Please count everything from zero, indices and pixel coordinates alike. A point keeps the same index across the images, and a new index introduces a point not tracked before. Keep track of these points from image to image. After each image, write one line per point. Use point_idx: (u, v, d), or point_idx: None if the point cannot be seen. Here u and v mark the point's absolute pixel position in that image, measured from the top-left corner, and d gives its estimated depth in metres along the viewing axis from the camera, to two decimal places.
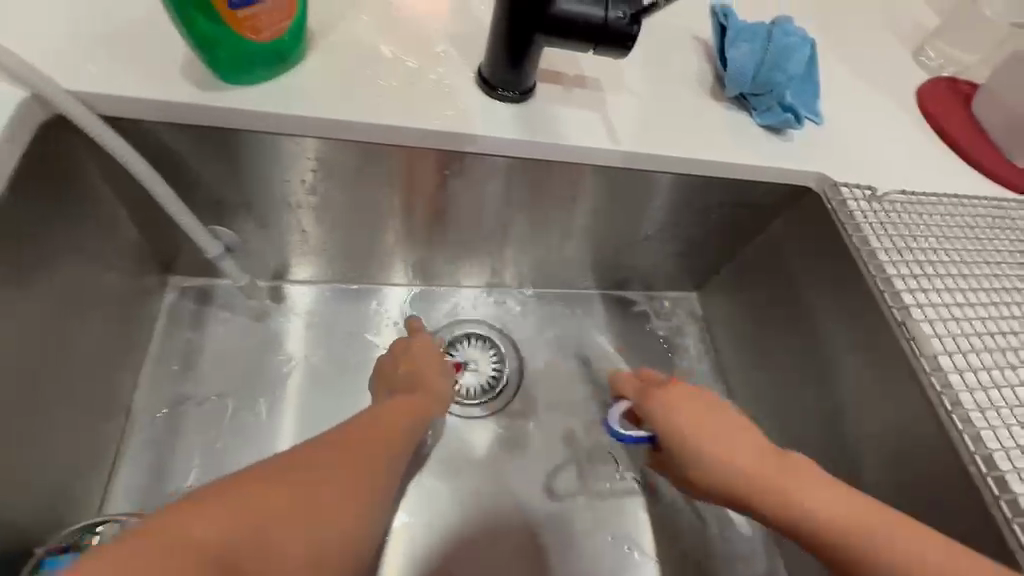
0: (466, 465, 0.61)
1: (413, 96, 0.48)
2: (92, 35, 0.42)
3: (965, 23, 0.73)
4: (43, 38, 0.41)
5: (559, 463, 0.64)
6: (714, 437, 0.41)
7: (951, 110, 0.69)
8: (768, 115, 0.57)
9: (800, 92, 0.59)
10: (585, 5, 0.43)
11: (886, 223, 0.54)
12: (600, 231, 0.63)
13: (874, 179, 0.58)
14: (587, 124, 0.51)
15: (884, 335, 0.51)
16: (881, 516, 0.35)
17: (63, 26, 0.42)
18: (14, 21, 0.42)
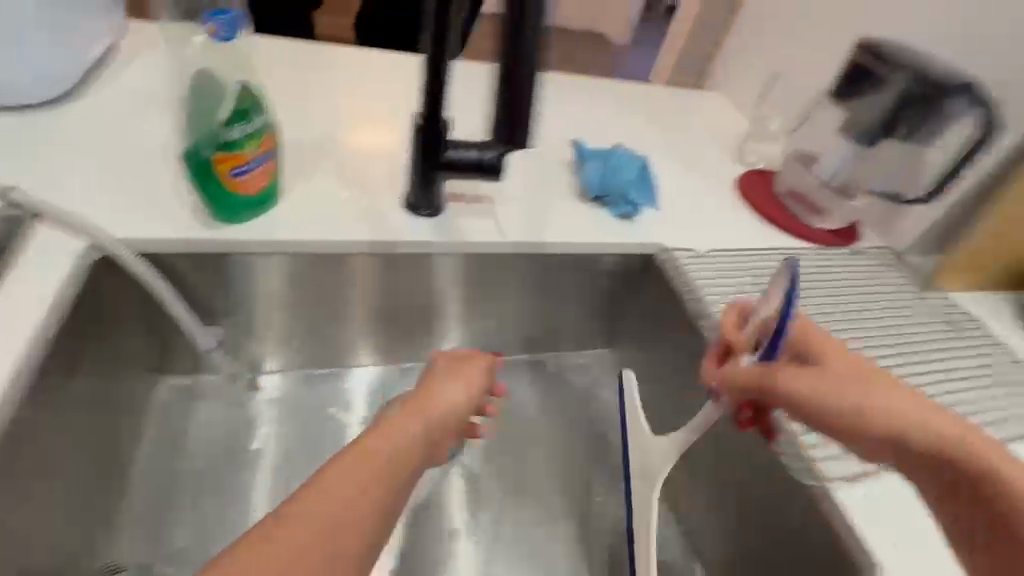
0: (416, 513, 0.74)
1: (355, 220, 0.67)
2: (126, 199, 0.61)
3: (764, 131, 1.02)
4: (92, 205, 0.60)
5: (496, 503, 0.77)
6: (857, 386, 0.46)
7: (762, 191, 0.94)
8: (618, 208, 0.79)
9: (641, 190, 0.82)
10: (466, 152, 0.64)
11: (704, 271, 0.75)
12: (512, 306, 0.82)
13: (701, 246, 0.79)
14: (482, 229, 0.71)
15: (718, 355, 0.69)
16: (964, 429, 0.43)
17: (106, 195, 0.61)
18: (71, 194, 0.60)
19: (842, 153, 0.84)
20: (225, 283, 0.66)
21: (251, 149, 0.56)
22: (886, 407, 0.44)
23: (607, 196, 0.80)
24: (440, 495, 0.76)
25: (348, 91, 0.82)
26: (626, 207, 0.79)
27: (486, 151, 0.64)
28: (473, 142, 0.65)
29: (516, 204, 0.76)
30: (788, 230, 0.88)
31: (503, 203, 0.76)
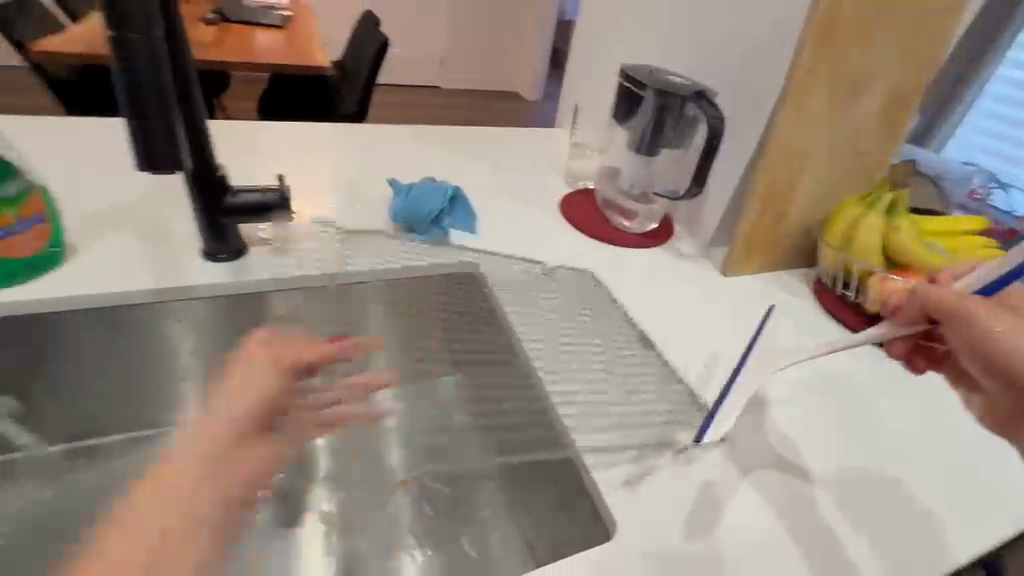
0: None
1: (151, 275, 0.70)
2: None
3: (585, 156, 1.12)
4: None
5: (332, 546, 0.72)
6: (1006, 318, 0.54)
7: (580, 208, 1.04)
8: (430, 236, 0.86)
9: (456, 219, 0.90)
10: (248, 195, 0.69)
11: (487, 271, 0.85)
12: None
13: (505, 262, 0.87)
14: (283, 267, 0.76)
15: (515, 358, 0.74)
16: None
17: None
18: None
19: (631, 166, 0.95)
20: None
21: (12, 212, 0.59)
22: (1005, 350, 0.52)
23: (420, 226, 0.87)
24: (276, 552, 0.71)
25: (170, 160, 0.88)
26: (438, 234, 0.86)
27: (266, 193, 0.68)
28: (257, 186, 0.69)
29: (329, 244, 0.82)
30: (601, 239, 0.97)
31: (316, 244, 0.81)
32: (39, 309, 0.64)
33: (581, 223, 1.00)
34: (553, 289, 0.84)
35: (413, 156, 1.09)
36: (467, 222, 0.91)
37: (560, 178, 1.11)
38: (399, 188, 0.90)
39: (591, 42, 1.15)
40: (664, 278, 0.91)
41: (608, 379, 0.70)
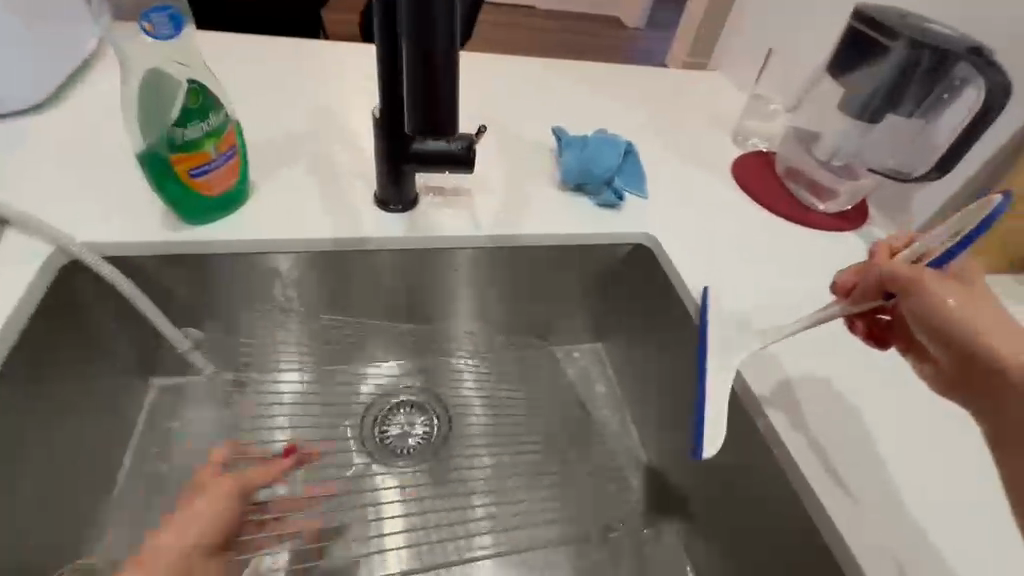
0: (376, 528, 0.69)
1: (327, 217, 0.67)
2: (104, 203, 0.62)
3: (762, 111, 0.97)
4: (68, 210, 0.61)
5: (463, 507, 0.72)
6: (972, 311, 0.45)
7: (756, 172, 0.91)
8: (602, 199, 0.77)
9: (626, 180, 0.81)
10: (434, 143, 0.63)
11: (668, 244, 0.77)
12: (502, 298, 0.81)
13: (681, 234, 0.78)
14: (456, 221, 0.70)
15: (702, 354, 0.70)
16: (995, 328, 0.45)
17: (86, 199, 0.62)
18: (49, 199, 0.61)
19: (840, 132, 0.81)
20: (208, 282, 0.67)
21: (212, 146, 0.56)
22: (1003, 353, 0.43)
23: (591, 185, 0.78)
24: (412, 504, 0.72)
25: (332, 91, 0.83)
26: (610, 195, 0.78)
27: (454, 143, 0.62)
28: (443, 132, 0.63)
29: (495, 197, 0.75)
30: (785, 215, 0.85)
31: (482, 195, 0.75)
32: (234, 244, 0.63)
33: (761, 192, 0.87)
34: (741, 274, 0.76)
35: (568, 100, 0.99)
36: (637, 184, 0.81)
37: (731, 136, 0.97)
38: (566, 138, 0.82)
39: None
40: None
41: (806, 401, 0.63)
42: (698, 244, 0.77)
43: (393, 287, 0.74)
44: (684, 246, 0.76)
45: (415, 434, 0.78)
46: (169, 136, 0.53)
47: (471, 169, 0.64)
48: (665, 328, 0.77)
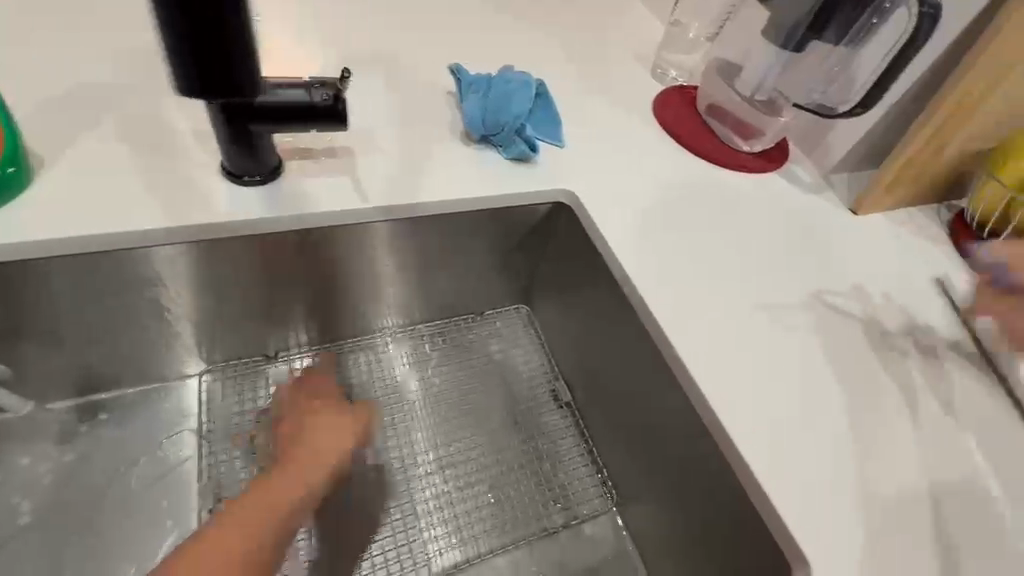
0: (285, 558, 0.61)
1: (155, 198, 0.51)
2: None
3: (681, 40, 0.88)
4: None
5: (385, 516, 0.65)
6: None
7: (678, 110, 0.83)
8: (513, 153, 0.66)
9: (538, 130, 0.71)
10: (289, 91, 0.49)
11: (589, 201, 0.69)
12: (406, 274, 0.69)
13: (602, 188, 0.70)
14: (335, 190, 0.57)
15: (629, 321, 0.65)
16: None
17: None
18: None
19: (764, 63, 0.74)
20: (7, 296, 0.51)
21: None
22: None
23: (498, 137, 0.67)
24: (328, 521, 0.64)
25: None
26: (521, 147, 0.66)
27: (315, 92, 0.49)
28: (300, 81, 0.49)
29: (385, 156, 0.62)
30: (710, 157, 0.79)
31: (369, 154, 0.61)
32: (16, 246, 0.46)
33: (684, 133, 0.80)
34: (669, 229, 0.69)
35: (470, 33, 0.84)
36: (552, 133, 0.71)
37: (650, 69, 0.88)
38: (466, 79, 0.69)
39: None
40: (790, 212, 0.75)
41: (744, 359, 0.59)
42: (620, 198, 0.70)
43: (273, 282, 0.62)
44: (606, 203, 0.69)
45: None
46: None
47: (345, 125, 0.51)
48: (593, 294, 0.70)
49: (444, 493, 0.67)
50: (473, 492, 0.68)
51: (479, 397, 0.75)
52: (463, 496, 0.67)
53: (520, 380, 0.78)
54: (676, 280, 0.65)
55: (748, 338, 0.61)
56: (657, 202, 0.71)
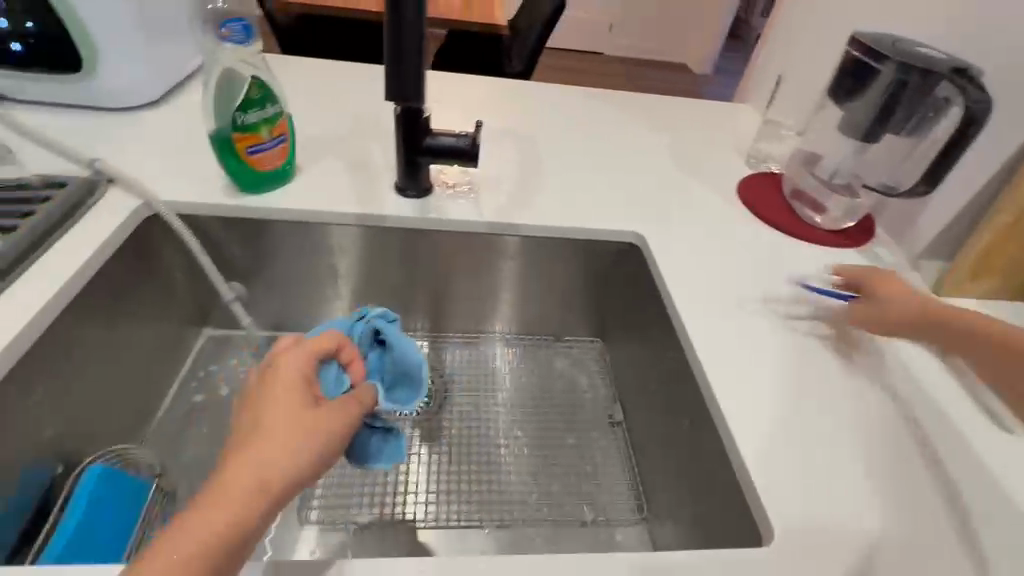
0: (372, 475, 0.77)
1: (354, 197, 0.79)
2: (185, 173, 0.77)
3: (775, 137, 1.01)
4: (161, 177, 0.75)
5: (454, 472, 0.78)
6: None
7: (762, 191, 0.94)
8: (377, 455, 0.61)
9: (383, 444, 0.62)
10: (450, 140, 0.74)
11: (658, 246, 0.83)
12: (501, 286, 0.89)
13: (673, 237, 0.83)
14: (462, 208, 0.80)
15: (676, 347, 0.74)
16: None
17: (171, 171, 0.77)
18: (147, 168, 0.76)
19: (840, 151, 0.83)
20: (260, 245, 0.79)
21: (265, 131, 0.69)
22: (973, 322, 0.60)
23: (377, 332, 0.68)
24: (411, 463, 0.79)
25: (375, 102, 0.98)
26: (408, 398, 0.68)
27: (461, 138, 0.73)
28: (451, 130, 0.74)
29: (501, 192, 0.85)
30: (797, 235, 0.87)
31: (491, 190, 0.85)
32: (274, 212, 0.75)
33: (770, 213, 0.90)
34: (730, 276, 0.78)
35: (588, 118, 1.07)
36: (413, 391, 0.69)
37: (744, 159, 1.01)
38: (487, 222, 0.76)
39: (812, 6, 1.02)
40: None
41: (776, 386, 0.64)
42: (688, 248, 0.82)
43: (413, 267, 0.85)
44: (676, 250, 0.81)
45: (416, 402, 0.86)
46: (228, 118, 0.67)
47: (475, 163, 0.75)
48: (653, 327, 0.81)
49: (503, 470, 0.79)
50: (523, 476, 0.79)
51: (552, 408, 0.87)
52: (517, 477, 0.79)
53: (585, 397, 0.90)
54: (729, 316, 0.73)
55: (784, 371, 0.66)
56: (724, 256, 0.81)
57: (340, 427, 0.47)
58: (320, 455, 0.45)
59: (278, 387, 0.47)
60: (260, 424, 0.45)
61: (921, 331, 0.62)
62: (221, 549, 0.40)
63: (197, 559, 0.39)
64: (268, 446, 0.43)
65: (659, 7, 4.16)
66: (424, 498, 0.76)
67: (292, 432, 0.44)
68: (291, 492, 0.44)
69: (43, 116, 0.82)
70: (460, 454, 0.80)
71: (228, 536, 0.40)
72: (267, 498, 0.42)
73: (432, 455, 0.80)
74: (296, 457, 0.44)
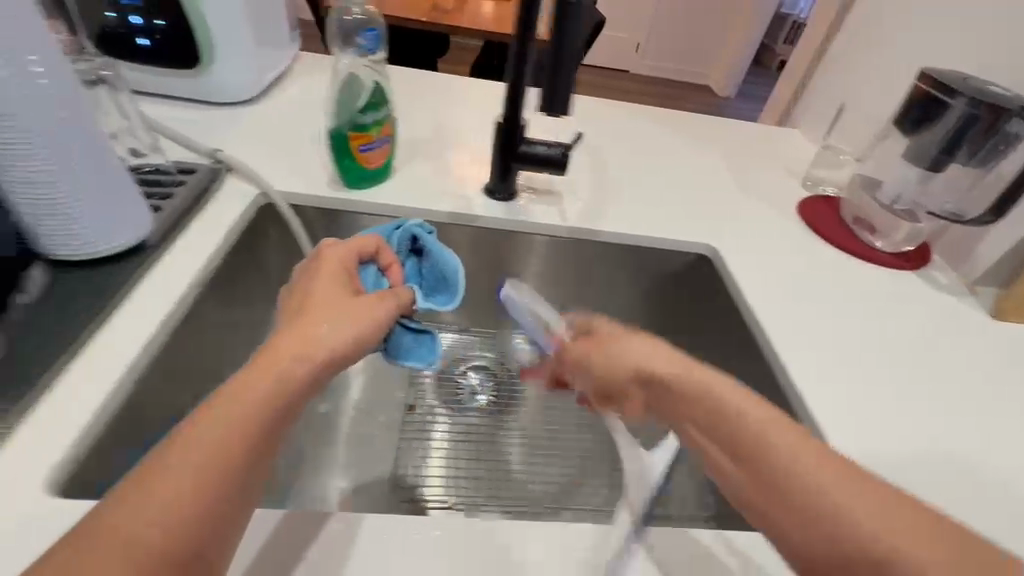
0: (450, 463, 0.80)
1: (447, 196, 0.83)
2: (294, 169, 0.82)
3: (833, 161, 1.05)
4: (270, 169, 0.81)
5: (526, 465, 0.81)
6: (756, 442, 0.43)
7: (820, 211, 0.99)
8: (406, 353, 0.72)
9: (410, 342, 0.72)
10: (542, 148, 0.79)
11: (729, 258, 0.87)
12: (574, 289, 0.92)
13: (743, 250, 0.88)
14: (547, 213, 0.84)
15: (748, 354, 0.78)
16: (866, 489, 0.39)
17: (280, 166, 0.82)
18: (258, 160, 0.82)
19: (903, 178, 0.88)
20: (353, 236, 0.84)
21: (375, 132, 0.74)
22: (830, 501, 0.39)
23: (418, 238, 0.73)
24: (485, 454, 0.82)
25: (454, 112, 1.04)
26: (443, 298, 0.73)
27: (554, 148, 0.78)
28: (544, 140, 0.79)
29: (580, 197, 0.89)
30: (856, 255, 0.91)
31: (571, 195, 0.89)
32: (370, 207, 0.79)
33: (829, 235, 0.95)
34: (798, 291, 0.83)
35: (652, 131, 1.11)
36: (448, 294, 0.73)
37: (801, 181, 1.06)
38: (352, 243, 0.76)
39: (870, 38, 1.07)
40: (922, 304, 0.84)
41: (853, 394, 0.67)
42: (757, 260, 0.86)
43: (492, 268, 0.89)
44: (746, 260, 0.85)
45: (484, 396, 0.90)
46: (347, 116, 0.72)
47: (563, 171, 0.80)
48: (723, 335, 0.85)
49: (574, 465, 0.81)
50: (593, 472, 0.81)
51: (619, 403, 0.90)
52: (587, 472, 0.81)
53: None
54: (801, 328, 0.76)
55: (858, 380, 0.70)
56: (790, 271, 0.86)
57: (369, 309, 0.52)
58: (352, 330, 0.50)
59: (319, 281, 0.54)
60: (654, 379, 0.48)
61: (839, 512, 0.38)
62: (261, 410, 0.42)
63: (244, 418, 0.41)
64: (726, 404, 0.45)
65: (688, 28, 4.24)
66: (499, 487, 0.78)
67: (692, 378, 0.46)
68: (328, 368, 0.47)
69: (156, 110, 0.88)
70: (530, 447, 0.83)
71: (272, 398, 0.43)
72: (277, 389, 0.44)
73: (506, 446, 0.83)
74: (334, 332, 0.48)
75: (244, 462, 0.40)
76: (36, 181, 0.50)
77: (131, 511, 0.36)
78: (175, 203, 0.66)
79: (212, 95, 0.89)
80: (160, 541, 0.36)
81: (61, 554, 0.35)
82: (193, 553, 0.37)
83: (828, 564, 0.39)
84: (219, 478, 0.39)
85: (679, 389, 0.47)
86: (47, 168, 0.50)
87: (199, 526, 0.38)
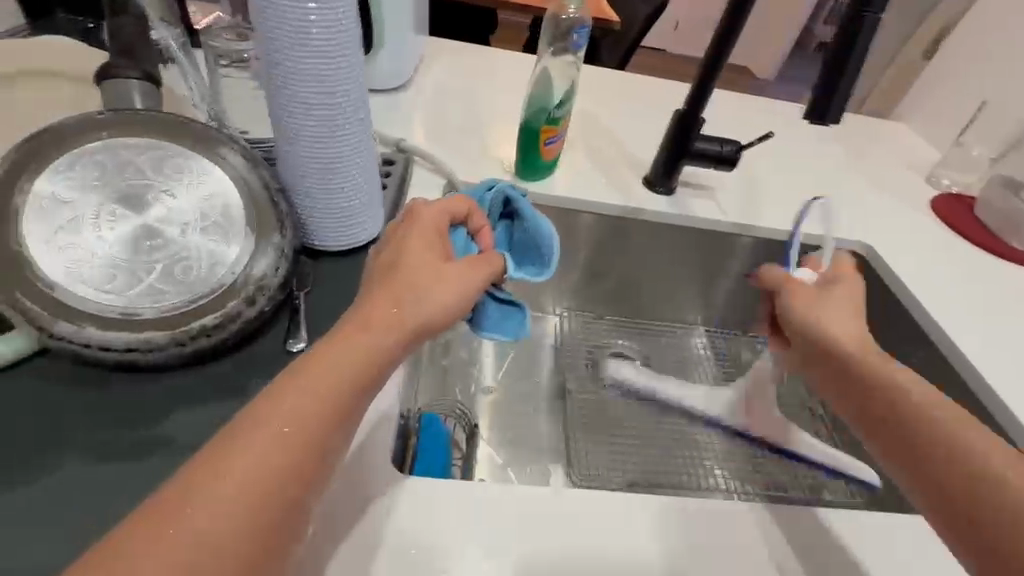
0: (609, 443, 0.85)
1: (614, 192, 0.87)
2: (466, 160, 0.86)
3: (960, 158, 1.07)
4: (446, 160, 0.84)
5: (680, 448, 0.86)
6: (837, 327, 0.55)
7: (953, 207, 1.01)
8: (492, 325, 0.62)
9: (498, 316, 0.63)
10: (712, 144, 0.81)
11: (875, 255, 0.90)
12: (711, 283, 0.97)
13: (885, 247, 0.91)
14: (708, 208, 0.88)
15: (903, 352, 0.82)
16: (915, 388, 0.49)
17: (452, 156, 0.85)
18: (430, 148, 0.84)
19: None
20: None
21: (560, 126, 0.76)
22: (942, 433, 0.45)
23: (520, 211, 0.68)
24: (641, 435, 0.87)
25: (589, 104, 1.06)
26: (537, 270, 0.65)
27: (726, 145, 0.80)
28: (715, 137, 0.81)
29: (730, 192, 0.92)
30: (994, 253, 0.94)
31: (723, 190, 0.92)
32: (548, 200, 0.84)
33: (965, 231, 0.96)
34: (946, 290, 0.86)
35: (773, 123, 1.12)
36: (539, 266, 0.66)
37: (925, 178, 1.08)
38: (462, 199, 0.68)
39: (1003, 36, 1.07)
40: None
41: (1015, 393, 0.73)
42: (900, 257, 0.89)
43: (642, 259, 0.94)
44: (892, 259, 0.89)
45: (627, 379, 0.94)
46: (539, 107, 0.74)
47: (731, 168, 0.82)
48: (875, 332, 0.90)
49: (726, 450, 0.87)
50: (747, 459, 0.86)
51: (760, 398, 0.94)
52: (739, 458, 0.86)
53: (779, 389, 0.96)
54: (956, 327, 0.81)
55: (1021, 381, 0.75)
56: (934, 271, 0.89)
57: (462, 275, 0.49)
58: (434, 303, 0.46)
59: (410, 241, 0.49)
60: (831, 356, 0.54)
61: (907, 402, 0.48)
62: (348, 374, 0.41)
63: (326, 392, 0.40)
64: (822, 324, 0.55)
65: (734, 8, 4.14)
66: (661, 469, 0.83)
67: (844, 333, 0.54)
68: (411, 341, 0.45)
69: None
70: (683, 431, 0.88)
71: (359, 374, 0.42)
72: (367, 365, 0.42)
73: (659, 432, 0.88)
74: (417, 303, 0.45)
75: (336, 437, 0.40)
76: (329, 160, 0.51)
77: (217, 465, 0.36)
78: (391, 194, 0.69)
79: (372, 80, 0.92)
80: (237, 496, 0.35)
81: (173, 495, 0.35)
82: (273, 519, 0.36)
83: (956, 522, 0.42)
84: (303, 442, 0.38)
85: (801, 326, 0.56)
86: (340, 143, 0.51)
87: (289, 484, 0.37)
